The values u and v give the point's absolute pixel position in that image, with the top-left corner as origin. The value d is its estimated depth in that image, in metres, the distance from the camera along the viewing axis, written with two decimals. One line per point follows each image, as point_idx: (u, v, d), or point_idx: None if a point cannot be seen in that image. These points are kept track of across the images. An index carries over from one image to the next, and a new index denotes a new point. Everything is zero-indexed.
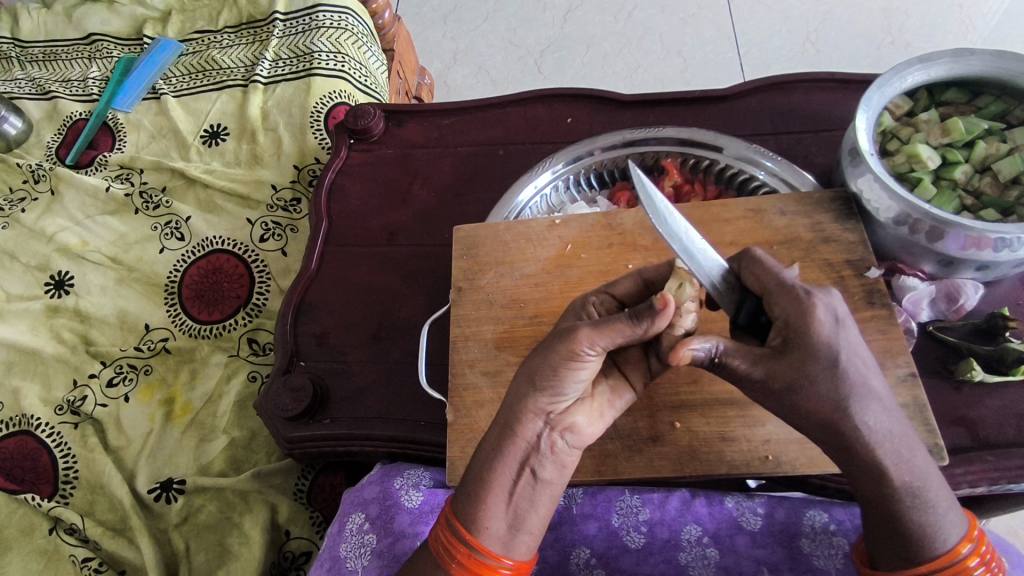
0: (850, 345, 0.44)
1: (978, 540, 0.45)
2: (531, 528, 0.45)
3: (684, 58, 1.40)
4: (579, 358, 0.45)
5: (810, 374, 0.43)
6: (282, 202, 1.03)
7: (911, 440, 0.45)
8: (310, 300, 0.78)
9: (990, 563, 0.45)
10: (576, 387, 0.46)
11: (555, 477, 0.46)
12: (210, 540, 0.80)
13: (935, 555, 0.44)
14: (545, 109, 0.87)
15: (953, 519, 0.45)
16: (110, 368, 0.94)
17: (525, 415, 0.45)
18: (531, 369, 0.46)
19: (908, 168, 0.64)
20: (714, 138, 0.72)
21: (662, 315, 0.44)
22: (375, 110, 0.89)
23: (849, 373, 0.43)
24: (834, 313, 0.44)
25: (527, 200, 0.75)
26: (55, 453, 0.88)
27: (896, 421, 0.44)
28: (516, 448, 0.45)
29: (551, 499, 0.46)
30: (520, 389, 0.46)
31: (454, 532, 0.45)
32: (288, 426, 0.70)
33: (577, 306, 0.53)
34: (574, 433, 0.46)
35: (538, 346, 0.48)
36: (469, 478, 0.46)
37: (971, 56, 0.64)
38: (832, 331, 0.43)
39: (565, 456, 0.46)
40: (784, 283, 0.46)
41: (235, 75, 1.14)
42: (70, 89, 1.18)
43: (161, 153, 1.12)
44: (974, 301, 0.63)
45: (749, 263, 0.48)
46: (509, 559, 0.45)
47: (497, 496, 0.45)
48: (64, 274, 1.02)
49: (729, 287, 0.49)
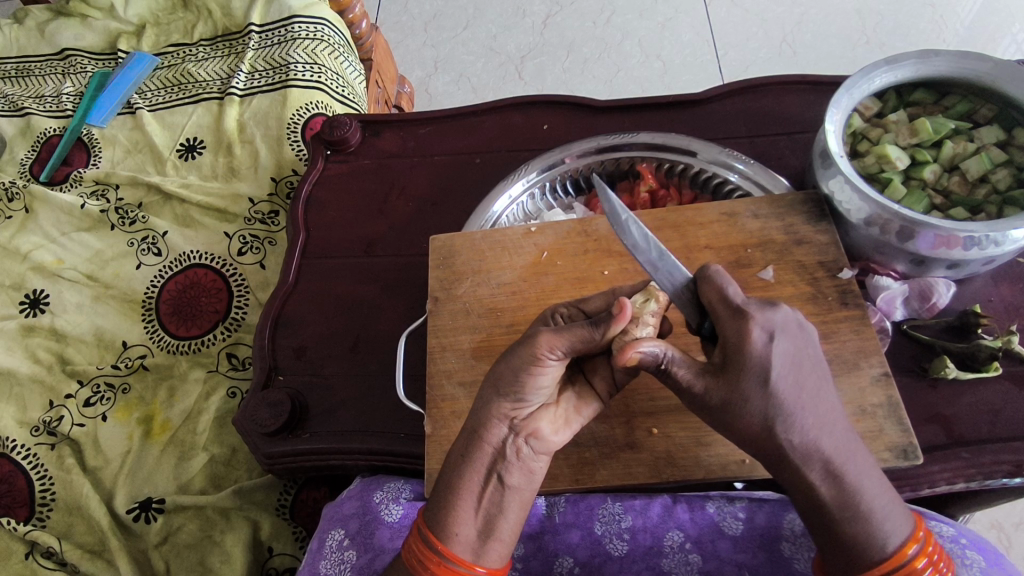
0: (787, 359, 0.44)
1: (924, 541, 0.46)
2: (502, 535, 0.45)
3: (663, 62, 1.41)
4: (541, 362, 0.45)
5: (741, 394, 0.44)
6: (260, 215, 1.03)
7: (847, 449, 0.45)
8: (287, 314, 0.78)
9: (938, 564, 0.45)
10: (539, 392, 0.46)
11: (524, 483, 0.45)
12: (191, 559, 0.79)
13: (880, 560, 0.44)
14: (521, 116, 0.87)
15: (894, 526, 0.45)
16: (88, 388, 0.93)
17: (490, 421, 0.45)
18: (495, 376, 0.47)
19: (878, 168, 0.64)
20: (688, 143, 0.73)
21: (619, 320, 0.46)
22: (350, 120, 0.89)
23: (780, 390, 0.44)
24: (769, 329, 0.44)
25: (503, 208, 0.75)
26: (32, 475, 0.86)
27: (829, 434, 0.45)
28: (483, 454, 0.45)
29: (522, 505, 0.46)
30: (484, 395, 0.47)
31: (425, 541, 0.44)
32: (266, 441, 0.69)
33: (546, 313, 0.53)
34: (539, 440, 0.46)
35: (503, 355, 0.49)
36: (439, 486, 0.46)
37: (937, 57, 0.64)
38: (765, 350, 0.44)
39: (531, 461, 0.46)
40: (726, 300, 0.46)
41: (211, 88, 1.14)
42: (43, 105, 1.17)
43: (137, 168, 1.11)
44: (946, 299, 0.64)
45: (700, 280, 0.49)
46: (482, 567, 0.44)
47: (466, 501, 0.44)
48: (39, 293, 1.00)
49: (688, 303, 0.50)
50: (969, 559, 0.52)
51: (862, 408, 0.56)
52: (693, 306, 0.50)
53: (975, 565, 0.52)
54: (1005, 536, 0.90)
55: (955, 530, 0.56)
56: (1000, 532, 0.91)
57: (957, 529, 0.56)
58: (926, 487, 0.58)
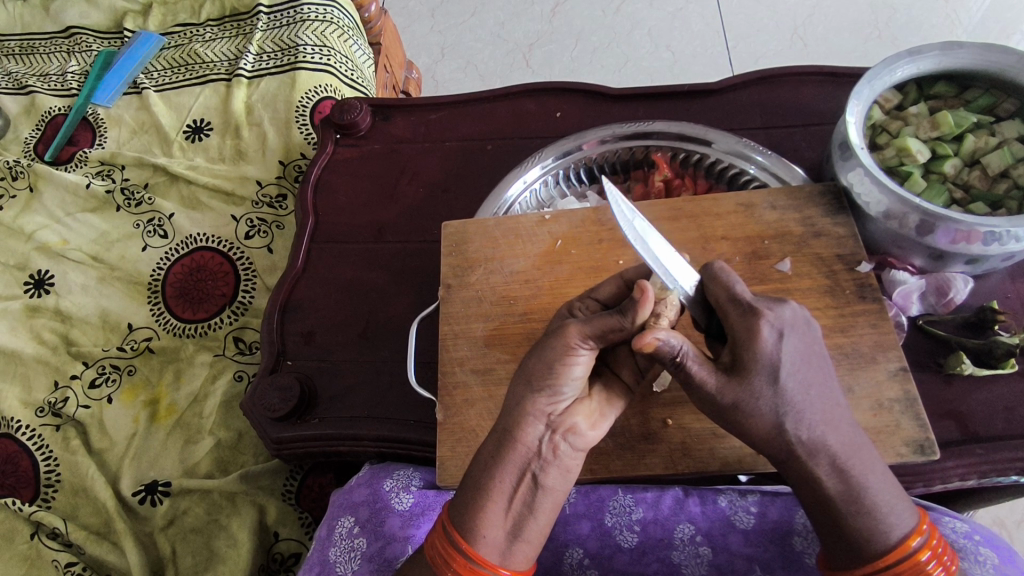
0: (795, 357, 0.44)
1: (929, 534, 0.45)
2: (530, 535, 0.45)
3: (673, 52, 1.39)
4: (572, 353, 0.46)
5: (752, 393, 0.44)
6: (268, 199, 1.02)
7: (851, 445, 0.45)
8: (296, 298, 0.77)
9: (942, 558, 0.44)
10: (573, 386, 0.46)
11: (558, 484, 0.45)
12: (197, 542, 0.79)
13: (882, 551, 0.44)
14: (534, 103, 0.86)
15: (899, 520, 0.44)
16: (93, 369, 0.92)
17: (525, 419, 0.45)
18: (529, 371, 0.46)
19: (898, 161, 0.63)
20: (705, 133, 0.72)
21: (642, 307, 0.46)
22: (361, 104, 0.88)
23: (789, 388, 0.44)
24: (778, 328, 0.44)
25: (517, 194, 0.74)
26: (37, 456, 0.86)
27: (834, 430, 0.44)
28: (516, 454, 0.44)
29: (553, 506, 0.45)
30: (519, 392, 0.46)
31: (451, 541, 0.44)
32: (275, 426, 0.69)
33: (562, 312, 0.52)
34: (576, 436, 0.45)
35: (533, 349, 0.48)
36: (469, 484, 0.45)
37: (960, 49, 0.63)
38: (774, 348, 0.44)
39: (568, 459, 0.45)
40: (733, 300, 0.47)
41: (218, 69, 1.12)
42: (48, 84, 1.16)
43: (142, 149, 1.10)
44: (963, 294, 0.63)
45: (708, 278, 0.49)
46: (507, 568, 0.44)
47: (496, 503, 0.44)
48: (44, 273, 1.00)
49: (695, 299, 0.50)
50: (982, 555, 0.52)
51: (879, 402, 0.56)
52: (701, 304, 0.50)
53: (989, 562, 0.51)
54: (1010, 533, 0.90)
55: (969, 526, 0.56)
56: (1002, 529, 0.91)
57: (970, 525, 0.56)
58: (941, 483, 0.57)
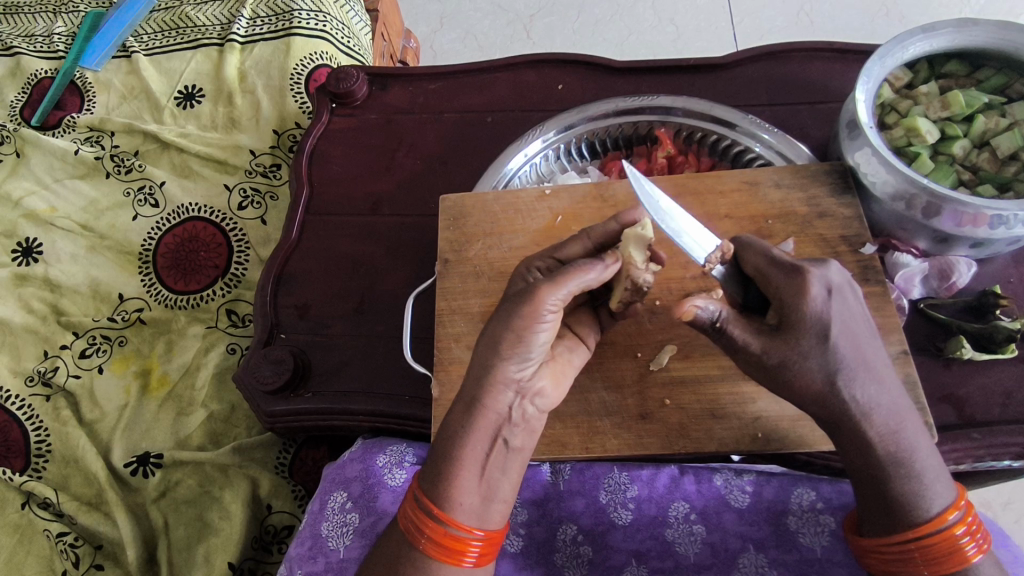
0: (843, 315, 0.44)
1: (966, 510, 0.45)
2: (503, 496, 0.45)
3: (676, 26, 1.36)
4: (540, 320, 0.44)
5: (803, 352, 0.44)
6: (261, 168, 1.00)
7: (901, 409, 0.45)
8: (290, 271, 0.76)
9: (977, 536, 0.44)
10: (540, 350, 0.45)
11: (524, 443, 0.46)
12: (189, 514, 0.79)
13: (919, 522, 0.44)
14: (535, 75, 0.84)
15: (938, 488, 0.45)
16: (83, 339, 0.91)
17: (494, 387, 0.44)
18: (495, 335, 0.45)
19: (906, 141, 0.62)
20: (711, 108, 0.70)
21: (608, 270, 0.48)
22: (357, 72, 0.85)
23: (840, 347, 0.44)
24: (826, 284, 0.44)
25: (517, 167, 0.72)
26: (27, 426, 0.85)
27: (885, 392, 0.45)
28: (487, 419, 0.44)
29: (520, 464, 0.47)
30: (486, 358, 0.44)
31: (423, 509, 0.44)
32: (268, 399, 0.68)
33: (521, 271, 0.53)
34: (541, 399, 0.48)
35: (495, 312, 0.47)
36: (438, 455, 0.45)
37: (975, 26, 0.62)
38: (824, 305, 0.44)
39: (531, 420, 0.47)
40: (772, 262, 0.46)
41: (210, 33, 1.09)
42: (33, 45, 1.12)
43: (132, 115, 1.07)
44: (965, 278, 0.62)
45: (739, 249, 0.49)
46: (483, 530, 0.44)
47: (469, 470, 0.44)
48: (32, 241, 0.98)
49: (729, 274, 0.51)
50: None
51: None
52: (735, 278, 0.51)
53: None
54: (996, 514, 0.91)
55: None
56: (987, 510, 0.91)
57: None
58: None
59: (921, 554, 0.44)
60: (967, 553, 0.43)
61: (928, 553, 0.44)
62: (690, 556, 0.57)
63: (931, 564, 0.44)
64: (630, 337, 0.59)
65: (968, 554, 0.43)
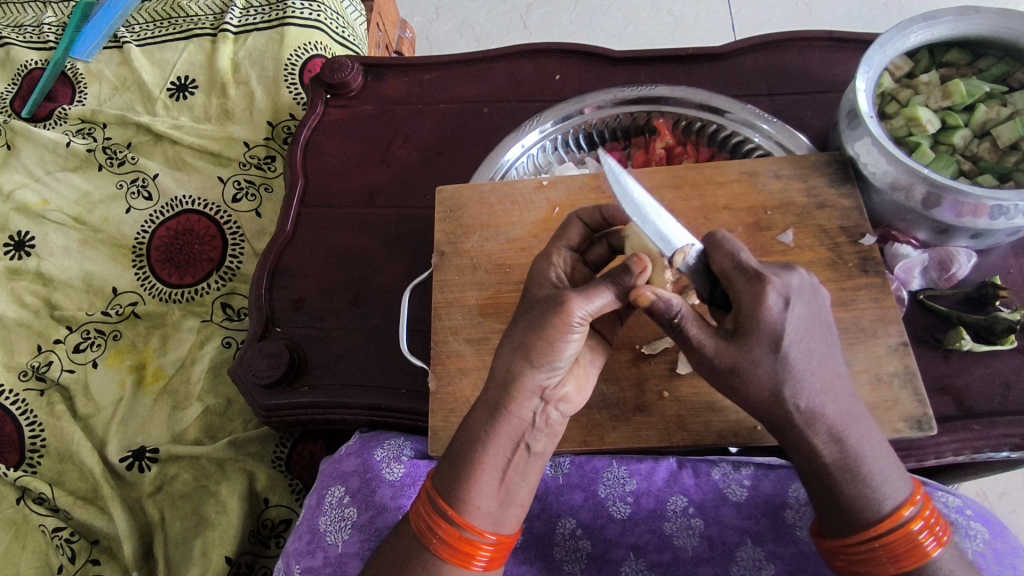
0: (798, 326, 0.44)
1: (922, 504, 0.45)
2: (520, 501, 0.45)
3: (674, 16, 1.35)
4: (572, 331, 0.44)
5: (751, 359, 0.43)
6: (256, 160, 0.99)
7: (849, 415, 0.45)
8: (285, 263, 0.75)
9: (935, 529, 0.44)
10: (568, 361, 0.45)
11: (546, 447, 0.46)
12: (185, 508, 0.78)
13: (875, 521, 0.44)
14: (532, 65, 0.83)
15: (892, 487, 0.44)
16: (77, 334, 0.90)
17: (521, 394, 0.44)
18: (526, 345, 0.44)
19: (907, 131, 0.61)
20: (711, 99, 0.69)
21: (641, 278, 0.46)
22: (352, 62, 0.84)
23: (791, 356, 0.43)
24: (783, 295, 0.43)
25: (514, 159, 0.72)
26: (21, 421, 0.85)
27: (832, 399, 0.44)
28: (511, 425, 0.44)
29: (541, 469, 0.46)
30: (514, 366, 0.44)
31: (440, 510, 0.44)
32: (263, 394, 0.67)
33: (541, 266, 0.51)
34: (565, 403, 0.47)
35: (524, 317, 0.46)
36: (456, 459, 0.44)
37: (977, 14, 0.61)
38: (780, 316, 0.43)
39: (555, 425, 0.46)
40: (733, 270, 0.45)
41: (203, 23, 1.08)
42: (24, 36, 1.10)
43: (125, 106, 1.06)
44: (965, 269, 0.62)
45: (711, 246, 0.47)
46: (496, 534, 0.44)
47: (490, 474, 0.44)
48: (24, 234, 0.96)
49: (697, 270, 0.49)
50: (973, 530, 0.52)
51: (877, 377, 0.55)
52: (704, 274, 0.49)
53: (979, 537, 0.52)
54: (992, 504, 0.91)
55: (964, 501, 0.55)
56: (983, 500, 0.92)
57: (964, 500, 0.55)
58: (934, 457, 0.57)
59: (884, 551, 0.43)
60: (925, 548, 0.43)
61: (890, 551, 0.43)
62: (688, 549, 0.57)
63: (895, 561, 0.43)
64: (627, 330, 0.59)
65: (928, 549, 0.43)
